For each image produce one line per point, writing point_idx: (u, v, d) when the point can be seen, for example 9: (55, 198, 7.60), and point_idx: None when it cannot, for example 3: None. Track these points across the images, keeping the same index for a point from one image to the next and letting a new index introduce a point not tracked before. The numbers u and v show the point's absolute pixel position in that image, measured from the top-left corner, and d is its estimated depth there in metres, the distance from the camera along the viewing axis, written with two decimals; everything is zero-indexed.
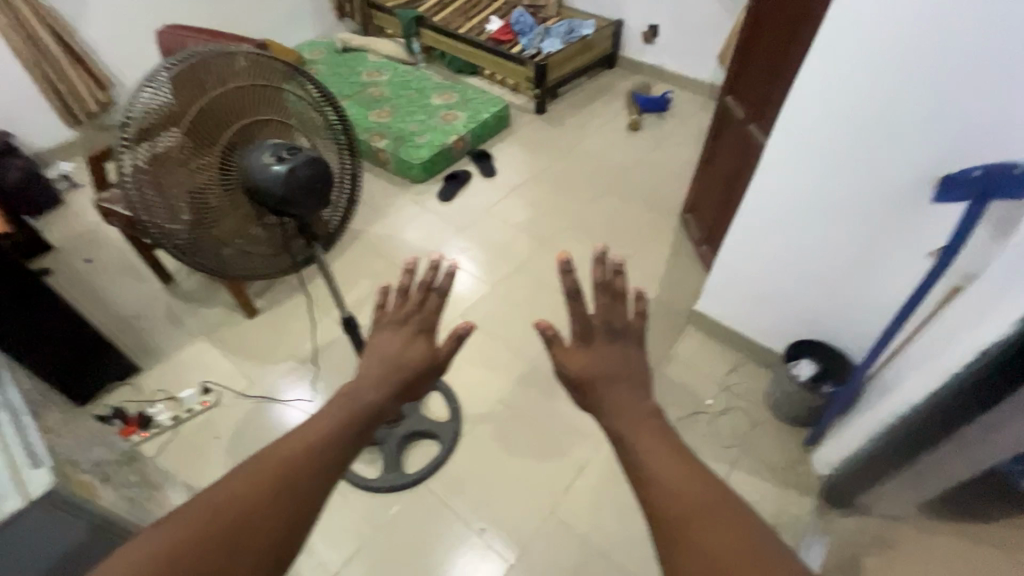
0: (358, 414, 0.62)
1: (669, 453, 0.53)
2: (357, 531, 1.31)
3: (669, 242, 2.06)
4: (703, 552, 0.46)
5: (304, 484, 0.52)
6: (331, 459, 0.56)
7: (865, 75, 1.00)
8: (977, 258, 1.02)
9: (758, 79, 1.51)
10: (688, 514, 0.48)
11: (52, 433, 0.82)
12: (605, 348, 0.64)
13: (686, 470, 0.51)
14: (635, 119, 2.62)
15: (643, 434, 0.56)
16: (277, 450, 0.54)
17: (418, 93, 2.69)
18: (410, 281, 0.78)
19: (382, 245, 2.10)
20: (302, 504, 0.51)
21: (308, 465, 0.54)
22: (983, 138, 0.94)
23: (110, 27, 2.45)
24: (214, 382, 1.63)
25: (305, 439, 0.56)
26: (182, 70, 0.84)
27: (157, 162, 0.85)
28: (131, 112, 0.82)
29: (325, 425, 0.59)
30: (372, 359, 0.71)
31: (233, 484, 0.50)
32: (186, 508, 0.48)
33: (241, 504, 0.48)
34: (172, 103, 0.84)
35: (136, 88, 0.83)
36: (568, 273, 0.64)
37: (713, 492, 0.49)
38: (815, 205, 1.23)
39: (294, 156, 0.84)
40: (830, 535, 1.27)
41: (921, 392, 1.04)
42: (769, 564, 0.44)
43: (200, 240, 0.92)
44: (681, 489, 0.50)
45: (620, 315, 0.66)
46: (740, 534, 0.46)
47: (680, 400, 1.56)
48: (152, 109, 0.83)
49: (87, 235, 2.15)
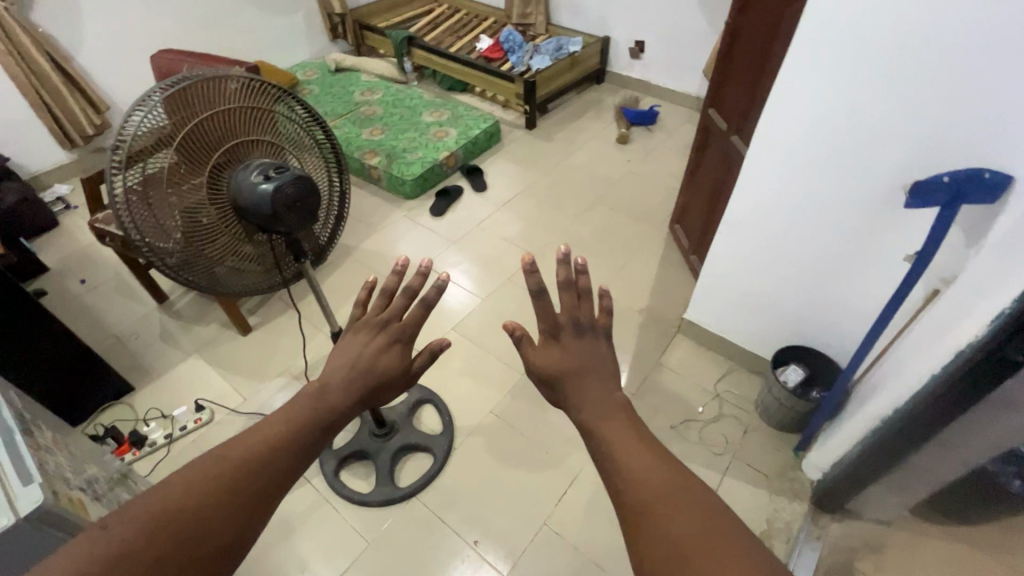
0: (319, 418, 0.65)
1: (636, 446, 0.56)
2: (350, 545, 1.31)
3: (658, 252, 2.09)
4: (665, 536, 0.48)
5: (256, 489, 0.55)
6: (286, 460, 0.59)
7: (838, 82, 1.03)
8: (950, 262, 1.04)
9: (736, 92, 1.55)
10: (650, 501, 0.50)
11: (45, 450, 0.82)
12: (573, 344, 0.67)
13: (651, 459, 0.54)
14: (624, 132, 2.67)
15: (612, 428, 0.59)
16: (234, 451, 0.57)
17: (410, 111, 2.74)
18: (397, 283, 0.78)
19: (374, 260, 2.12)
20: (254, 508, 0.54)
21: (264, 467, 0.56)
22: (954, 143, 0.96)
23: (105, 51, 2.49)
24: (207, 399, 1.63)
25: (264, 438, 0.59)
26: (173, 93, 0.86)
27: (148, 183, 0.88)
28: (123, 135, 0.85)
29: (283, 427, 0.62)
30: (346, 360, 0.72)
31: (187, 485, 0.52)
32: (141, 507, 0.49)
33: (196, 505, 0.50)
34: (162, 126, 0.86)
35: (128, 111, 0.85)
36: (532, 274, 0.66)
37: (676, 480, 0.52)
38: (795, 211, 1.26)
39: (281, 174, 0.86)
40: (821, 540, 1.27)
41: (904, 393, 1.06)
42: (727, 539, 0.47)
43: (190, 258, 0.94)
44: (645, 478, 0.52)
45: (586, 312, 0.68)
46: (701, 519, 0.48)
47: (670, 408, 1.57)
48: (145, 131, 0.86)
49: (82, 257, 2.17)
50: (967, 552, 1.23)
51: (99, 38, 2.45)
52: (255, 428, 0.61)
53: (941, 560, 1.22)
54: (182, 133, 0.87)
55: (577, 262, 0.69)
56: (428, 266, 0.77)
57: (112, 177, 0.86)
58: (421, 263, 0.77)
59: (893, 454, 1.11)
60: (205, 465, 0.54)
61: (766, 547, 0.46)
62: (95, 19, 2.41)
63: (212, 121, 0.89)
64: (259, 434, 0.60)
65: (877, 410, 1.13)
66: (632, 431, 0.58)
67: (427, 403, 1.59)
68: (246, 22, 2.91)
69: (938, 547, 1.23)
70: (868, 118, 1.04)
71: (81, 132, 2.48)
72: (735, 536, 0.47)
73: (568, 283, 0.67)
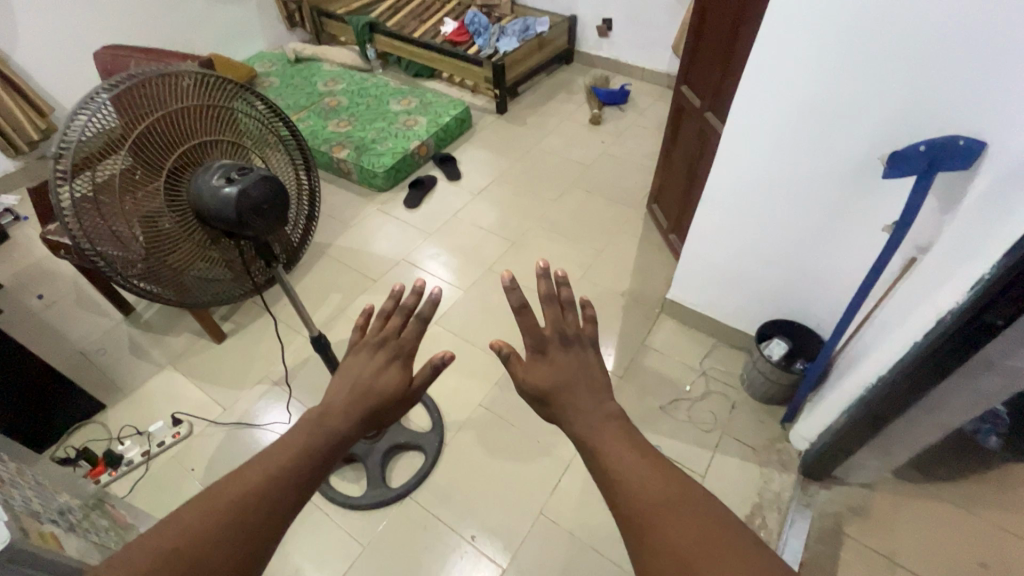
0: (319, 446, 0.62)
1: (632, 455, 0.56)
2: (346, 550, 1.29)
3: (637, 233, 2.08)
4: (667, 547, 0.48)
5: (259, 524, 0.53)
6: (292, 491, 0.57)
7: (813, 58, 1.03)
8: (928, 229, 1.05)
9: (708, 67, 1.53)
10: (651, 512, 0.51)
11: (9, 483, 0.77)
12: (560, 357, 0.66)
13: (647, 465, 0.55)
14: (597, 113, 2.64)
15: (607, 438, 0.59)
16: (231, 487, 0.54)
17: (376, 99, 2.65)
18: (393, 306, 0.80)
19: (350, 257, 2.07)
20: (253, 539, 0.52)
21: (264, 501, 0.54)
22: (927, 112, 0.96)
23: (44, 49, 2.33)
24: (185, 413, 1.57)
25: (267, 469, 0.57)
26: (121, 90, 0.79)
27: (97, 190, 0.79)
28: (66, 140, 0.76)
29: (281, 458, 0.58)
30: (344, 384, 0.71)
31: (186, 524, 0.50)
32: (145, 545, 0.48)
33: (195, 545, 0.49)
34: (112, 129, 0.79)
35: (71, 112, 0.77)
36: (513, 290, 0.66)
37: (674, 488, 0.53)
38: (774, 185, 1.25)
39: (244, 175, 0.80)
40: (812, 508, 1.29)
41: (888, 360, 1.08)
42: (725, 541, 0.48)
43: (148, 267, 0.86)
44: (644, 488, 0.53)
45: (571, 323, 0.69)
46: (701, 527, 0.49)
47: (658, 388, 1.58)
48: (92, 134, 0.78)
49: (36, 271, 2.05)
50: (948, 508, 1.27)
51: (37, 36, 2.30)
52: (257, 459, 0.58)
53: (923, 517, 1.27)
54: (134, 136, 0.79)
55: (557, 275, 0.70)
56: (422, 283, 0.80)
57: (57, 187, 0.77)
58: (415, 284, 0.79)
59: (877, 423, 1.13)
60: (197, 507, 0.51)
61: (764, 546, 0.48)
62: (29, 16, 2.25)
63: (165, 120, 0.83)
64: (258, 467, 0.57)
65: (862, 378, 1.14)
66: (627, 440, 0.59)
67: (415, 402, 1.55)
68: (196, 13, 2.77)
69: (920, 506, 1.28)
70: (841, 92, 1.03)
71: (25, 138, 2.32)
72: (739, 543, 0.48)
73: (552, 299, 0.68)
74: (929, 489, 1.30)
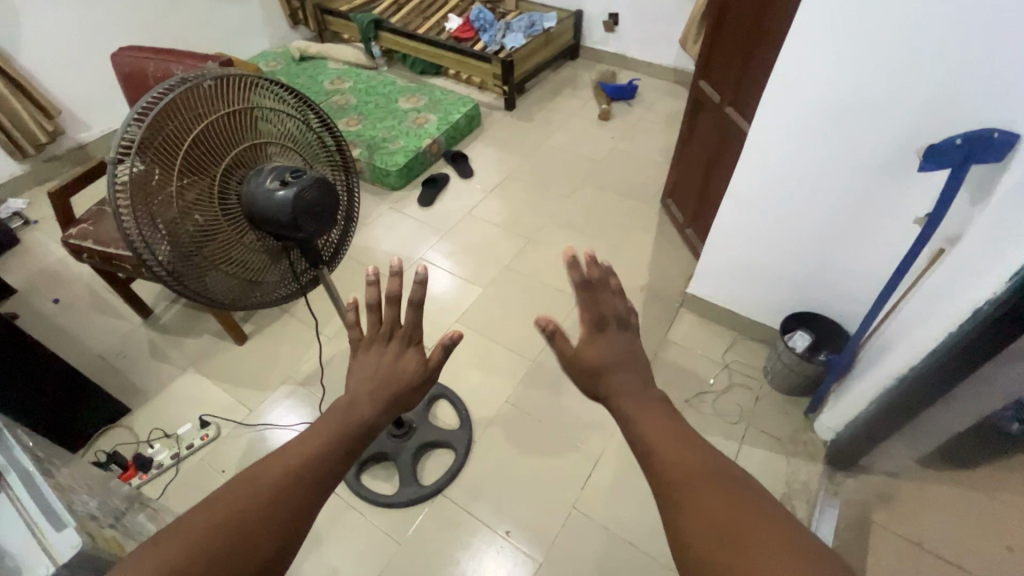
0: (350, 432, 0.66)
1: (667, 431, 0.59)
2: (382, 548, 1.30)
3: (653, 228, 2.10)
4: (694, 512, 0.51)
5: (298, 503, 0.57)
6: (323, 473, 0.61)
7: (844, 55, 1.04)
8: (959, 220, 1.07)
9: (728, 63, 1.54)
10: (681, 481, 0.54)
11: (68, 489, 0.78)
12: (617, 337, 0.68)
13: (681, 442, 0.58)
14: (606, 108, 2.64)
15: (648, 419, 0.61)
16: (268, 470, 0.58)
17: (385, 98, 2.65)
18: (377, 293, 0.75)
19: (366, 257, 2.07)
20: (292, 518, 0.56)
21: (298, 482, 0.58)
22: (960, 104, 0.97)
23: (49, 51, 2.31)
24: (212, 416, 1.57)
25: (304, 450, 0.62)
26: (182, 90, 0.80)
27: (151, 181, 0.78)
28: (128, 133, 0.77)
29: (314, 443, 0.63)
30: (362, 377, 0.72)
31: (229, 501, 0.55)
32: (192, 520, 0.53)
33: (239, 522, 0.53)
34: (170, 125, 0.79)
35: (133, 108, 0.78)
36: (577, 268, 0.66)
37: (715, 466, 0.55)
38: (802, 179, 1.26)
39: (298, 178, 0.81)
40: (840, 497, 1.32)
41: (919, 352, 1.09)
42: (747, 502, 0.51)
43: (188, 260, 0.84)
44: (675, 460, 0.56)
45: (626, 306, 0.70)
46: (726, 493, 0.52)
47: (682, 382, 1.59)
48: (152, 124, 0.78)
49: (49, 276, 2.03)
50: (972, 494, 1.30)
51: (42, 37, 2.27)
52: (291, 445, 0.62)
53: (949, 503, 1.29)
54: (190, 134, 0.80)
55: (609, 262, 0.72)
56: (398, 263, 0.73)
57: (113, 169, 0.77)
58: (391, 266, 0.73)
59: (906, 411, 1.16)
60: (237, 490, 0.56)
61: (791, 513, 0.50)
62: (34, 17, 2.22)
63: (224, 121, 0.83)
64: (292, 450, 0.62)
65: (890, 369, 1.16)
66: (664, 419, 0.62)
67: (442, 398, 1.56)
68: (200, 12, 2.74)
69: (945, 492, 1.30)
70: (871, 88, 1.05)
71: (32, 141, 2.30)
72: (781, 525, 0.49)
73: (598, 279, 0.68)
74: (952, 474, 1.33)
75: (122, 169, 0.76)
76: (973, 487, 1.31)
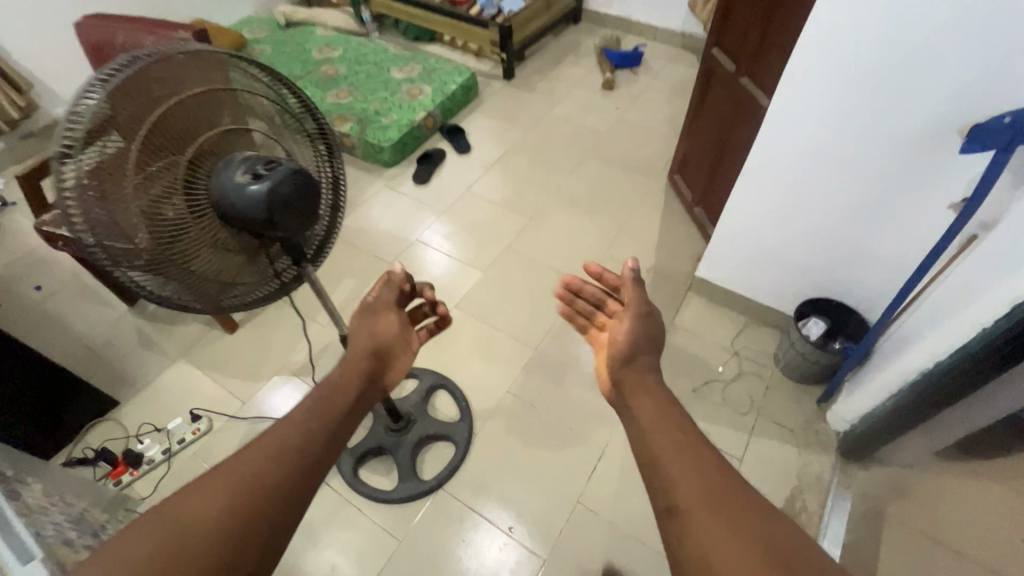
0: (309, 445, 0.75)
1: (685, 469, 0.67)
2: (382, 545, 1.27)
3: (659, 206, 2.00)
4: (695, 540, 0.60)
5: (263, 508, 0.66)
6: (287, 480, 0.70)
7: (881, 26, 0.93)
8: (996, 205, 0.98)
9: (743, 28, 1.43)
10: (691, 512, 0.63)
11: (37, 512, 0.72)
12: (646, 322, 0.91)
13: (697, 475, 0.66)
14: (610, 77, 2.51)
15: (667, 453, 0.70)
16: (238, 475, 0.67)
17: (376, 67, 2.51)
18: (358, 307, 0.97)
19: (361, 238, 1.98)
20: (258, 520, 0.65)
21: (263, 486, 0.67)
22: (1010, 80, 0.88)
23: (16, 20, 2.16)
24: (203, 409, 1.52)
25: (268, 459, 0.70)
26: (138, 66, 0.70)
27: (105, 169, 0.67)
28: (75, 113, 0.66)
29: (275, 453, 0.71)
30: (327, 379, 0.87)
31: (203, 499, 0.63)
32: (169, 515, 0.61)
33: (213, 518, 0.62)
34: (126, 106, 0.69)
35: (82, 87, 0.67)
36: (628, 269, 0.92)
37: (729, 501, 0.62)
38: (826, 159, 1.17)
39: (273, 170, 0.73)
40: (852, 489, 1.28)
41: (948, 346, 1.03)
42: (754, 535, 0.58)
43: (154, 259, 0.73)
44: (686, 491, 0.64)
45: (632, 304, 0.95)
46: (732, 526, 0.59)
47: (690, 370, 1.54)
48: (100, 112, 0.67)
49: (30, 261, 1.95)
50: (989, 486, 1.27)
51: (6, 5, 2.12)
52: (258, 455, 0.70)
53: (966, 495, 1.26)
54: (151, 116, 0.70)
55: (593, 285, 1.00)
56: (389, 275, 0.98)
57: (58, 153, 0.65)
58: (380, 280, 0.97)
59: (928, 406, 1.10)
60: (207, 495, 0.64)
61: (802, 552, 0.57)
62: None
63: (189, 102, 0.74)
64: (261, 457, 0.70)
65: (915, 362, 1.10)
66: (684, 454, 0.69)
67: (440, 389, 1.51)
68: None
69: (960, 484, 1.27)
70: (909, 61, 0.95)
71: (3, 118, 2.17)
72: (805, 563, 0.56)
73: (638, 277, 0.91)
74: (969, 465, 1.29)
75: (70, 161, 0.65)
76: (989, 478, 1.27)
